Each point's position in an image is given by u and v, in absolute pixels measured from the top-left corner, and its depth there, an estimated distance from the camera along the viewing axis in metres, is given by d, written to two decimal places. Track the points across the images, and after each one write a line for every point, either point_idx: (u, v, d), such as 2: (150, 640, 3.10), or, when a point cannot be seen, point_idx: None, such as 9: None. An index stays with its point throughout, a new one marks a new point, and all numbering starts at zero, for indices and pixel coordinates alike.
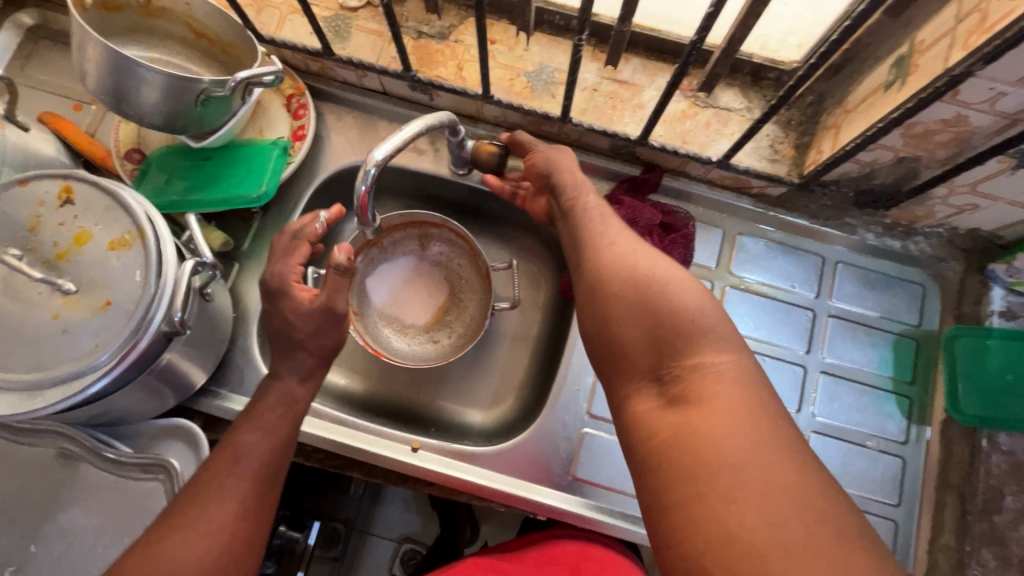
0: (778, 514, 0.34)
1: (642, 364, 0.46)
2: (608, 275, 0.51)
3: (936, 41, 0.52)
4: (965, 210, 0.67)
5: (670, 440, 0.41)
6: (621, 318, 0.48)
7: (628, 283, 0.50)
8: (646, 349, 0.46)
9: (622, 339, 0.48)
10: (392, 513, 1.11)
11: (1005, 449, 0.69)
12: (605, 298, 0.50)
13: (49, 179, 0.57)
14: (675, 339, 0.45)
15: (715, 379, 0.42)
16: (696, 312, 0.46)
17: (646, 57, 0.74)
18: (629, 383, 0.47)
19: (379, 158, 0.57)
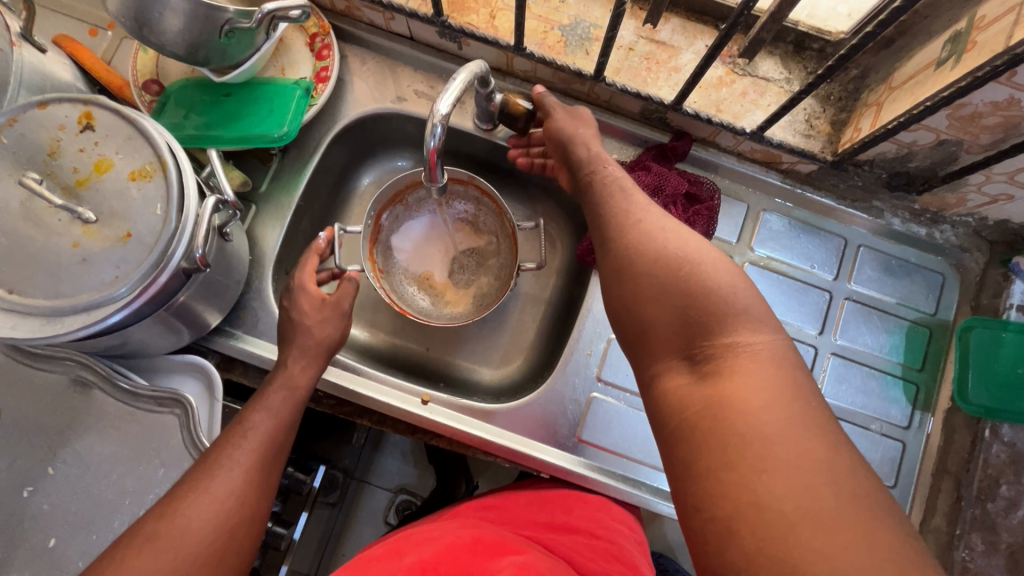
0: (796, 478, 0.35)
1: (671, 340, 0.45)
2: (634, 249, 0.50)
3: (999, 17, 0.49)
4: (999, 200, 0.66)
5: (695, 408, 0.41)
6: (648, 293, 0.47)
7: (651, 253, 0.49)
8: (671, 327, 0.46)
9: (646, 308, 0.47)
10: (391, 465, 1.15)
11: (1006, 440, 0.69)
12: (632, 272, 0.49)
13: (69, 103, 0.55)
14: (694, 307, 0.45)
15: (744, 352, 0.42)
16: (725, 283, 0.45)
17: (686, 18, 0.71)
18: (659, 357, 0.46)
19: (444, 112, 0.53)
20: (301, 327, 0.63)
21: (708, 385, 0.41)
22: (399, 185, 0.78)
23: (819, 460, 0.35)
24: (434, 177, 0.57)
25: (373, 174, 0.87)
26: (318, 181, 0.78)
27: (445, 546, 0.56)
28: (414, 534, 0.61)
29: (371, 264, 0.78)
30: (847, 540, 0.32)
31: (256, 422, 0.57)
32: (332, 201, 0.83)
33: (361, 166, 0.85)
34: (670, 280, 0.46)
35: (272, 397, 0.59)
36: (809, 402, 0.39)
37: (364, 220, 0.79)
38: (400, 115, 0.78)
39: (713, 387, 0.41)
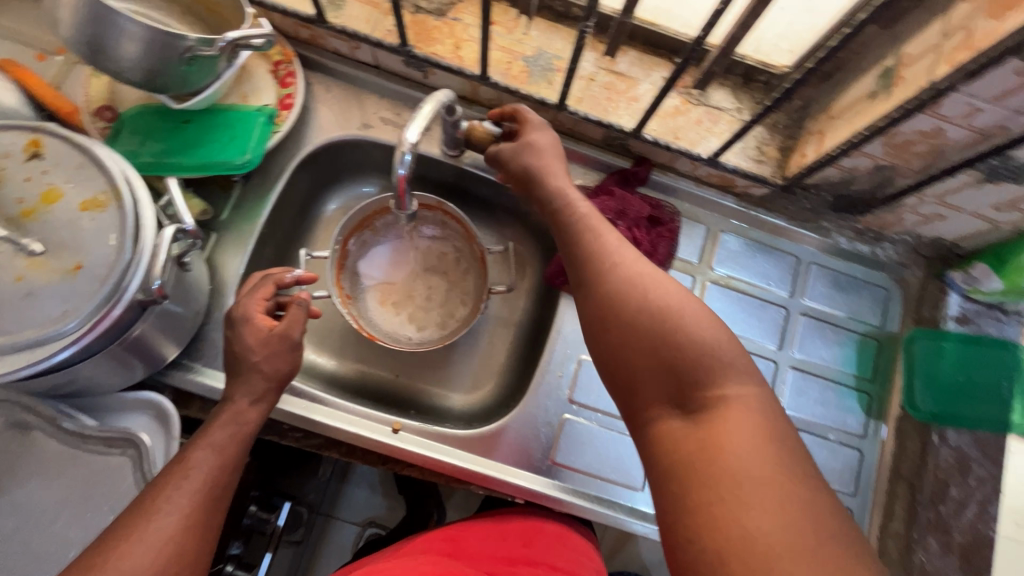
0: (782, 519, 0.36)
1: (661, 386, 0.46)
2: (613, 299, 0.50)
3: (922, 55, 0.54)
4: (932, 220, 0.71)
5: (687, 447, 0.42)
6: (633, 344, 0.47)
7: (626, 302, 0.49)
8: (658, 379, 0.46)
9: (636, 350, 0.47)
10: (357, 496, 1.11)
11: (953, 443, 0.73)
12: (615, 320, 0.49)
13: (16, 131, 0.53)
14: (686, 352, 0.45)
15: (735, 400, 0.43)
16: (697, 329, 0.46)
17: (642, 51, 0.75)
18: (650, 407, 0.46)
19: (414, 140, 0.53)
20: (246, 362, 0.61)
21: (699, 429, 0.42)
22: (367, 211, 0.78)
23: (802, 504, 0.37)
24: (403, 203, 0.59)
25: (338, 201, 0.85)
26: (281, 209, 0.77)
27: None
28: (373, 568, 0.58)
29: (338, 291, 0.77)
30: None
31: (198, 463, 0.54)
32: (296, 228, 0.82)
33: (326, 192, 0.84)
34: (659, 327, 0.46)
35: (217, 433, 0.57)
36: (789, 448, 0.40)
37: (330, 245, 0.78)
38: (366, 142, 0.78)
39: (703, 437, 0.41)
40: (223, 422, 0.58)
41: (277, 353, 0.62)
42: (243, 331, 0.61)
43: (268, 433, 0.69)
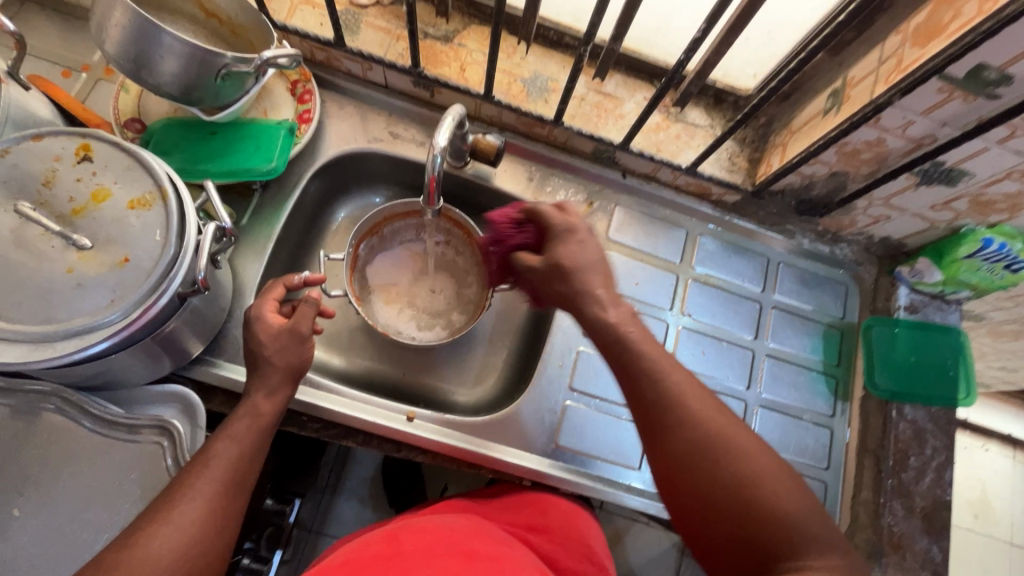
0: None
1: (710, 508, 0.49)
2: (685, 459, 0.51)
3: (864, 77, 0.64)
4: (880, 220, 0.81)
5: (734, 551, 0.48)
6: (710, 512, 0.49)
7: (693, 453, 0.50)
8: (739, 547, 0.48)
9: (680, 472, 0.51)
10: (347, 511, 1.12)
11: (910, 418, 0.82)
12: (689, 483, 0.50)
13: (66, 137, 0.58)
14: (732, 478, 0.49)
15: (780, 517, 0.47)
16: (774, 494, 0.48)
17: (626, 75, 0.84)
18: (736, 572, 0.48)
19: (443, 144, 0.60)
20: (259, 357, 0.63)
21: (745, 540, 0.48)
22: (378, 218, 0.83)
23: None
24: (432, 201, 0.66)
25: (346, 211, 0.91)
26: (296, 216, 0.82)
27: (438, 535, 0.57)
28: (410, 522, 0.62)
29: (352, 292, 0.82)
30: None
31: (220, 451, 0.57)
32: (307, 234, 0.86)
33: (335, 202, 0.89)
34: (700, 451, 0.50)
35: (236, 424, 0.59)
36: (824, 545, 0.47)
37: (344, 249, 0.83)
38: (376, 154, 0.85)
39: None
40: (240, 415, 0.60)
41: (289, 347, 0.64)
42: (262, 328, 0.63)
43: (287, 424, 0.72)
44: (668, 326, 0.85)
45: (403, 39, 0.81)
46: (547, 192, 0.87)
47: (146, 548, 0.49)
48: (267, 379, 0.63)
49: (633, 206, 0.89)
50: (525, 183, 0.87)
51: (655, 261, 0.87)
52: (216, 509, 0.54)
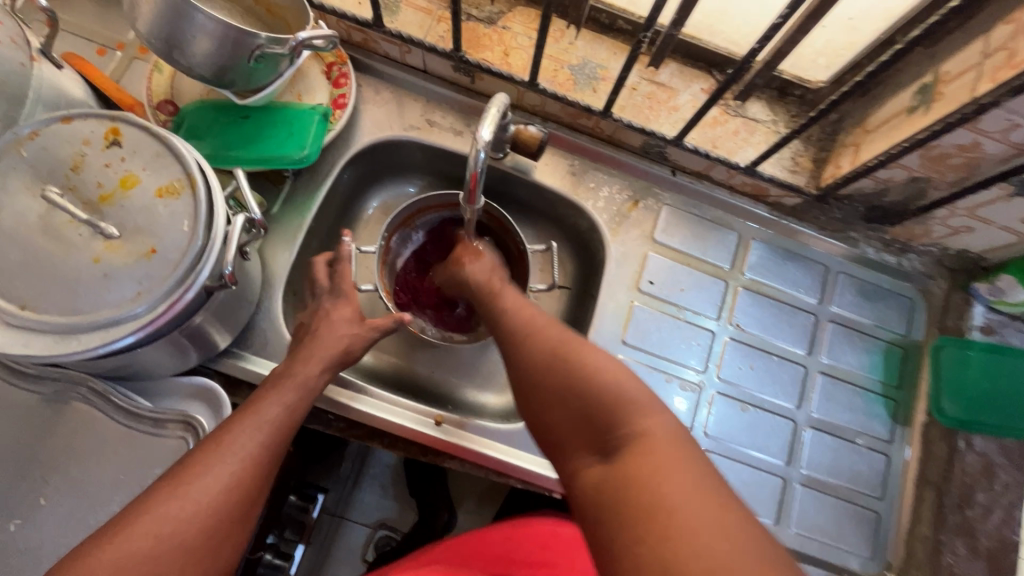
0: (679, 486, 0.38)
1: (558, 407, 0.49)
2: (532, 363, 0.52)
3: (962, 73, 0.57)
4: (960, 232, 0.74)
5: (582, 444, 0.46)
6: (551, 399, 0.49)
7: (546, 362, 0.51)
8: (580, 424, 0.47)
9: (532, 375, 0.51)
10: (369, 497, 1.11)
11: (979, 450, 0.75)
12: (538, 380, 0.51)
13: (96, 119, 0.55)
14: (575, 368, 0.49)
15: (621, 395, 0.46)
16: (607, 367, 0.48)
17: (682, 64, 0.78)
18: (575, 452, 0.46)
19: (487, 139, 0.55)
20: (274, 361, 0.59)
21: (590, 429, 0.46)
22: (411, 210, 0.79)
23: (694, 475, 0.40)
24: (474, 199, 0.62)
25: (379, 200, 0.87)
26: (328, 205, 0.79)
27: None
28: None
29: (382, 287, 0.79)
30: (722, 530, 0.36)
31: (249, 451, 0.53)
32: (338, 224, 0.83)
33: (368, 191, 0.86)
34: (551, 351, 0.51)
35: None
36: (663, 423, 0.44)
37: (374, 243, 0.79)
38: (413, 143, 0.81)
39: (632, 480, 0.40)
40: None
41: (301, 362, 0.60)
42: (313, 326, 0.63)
43: (312, 421, 0.70)
44: (714, 337, 0.79)
45: (445, 21, 0.76)
46: (589, 188, 0.82)
47: (156, 522, 0.44)
48: (293, 384, 0.57)
49: (682, 206, 0.83)
50: (565, 178, 0.82)
51: (704, 266, 0.81)
52: (236, 487, 0.48)
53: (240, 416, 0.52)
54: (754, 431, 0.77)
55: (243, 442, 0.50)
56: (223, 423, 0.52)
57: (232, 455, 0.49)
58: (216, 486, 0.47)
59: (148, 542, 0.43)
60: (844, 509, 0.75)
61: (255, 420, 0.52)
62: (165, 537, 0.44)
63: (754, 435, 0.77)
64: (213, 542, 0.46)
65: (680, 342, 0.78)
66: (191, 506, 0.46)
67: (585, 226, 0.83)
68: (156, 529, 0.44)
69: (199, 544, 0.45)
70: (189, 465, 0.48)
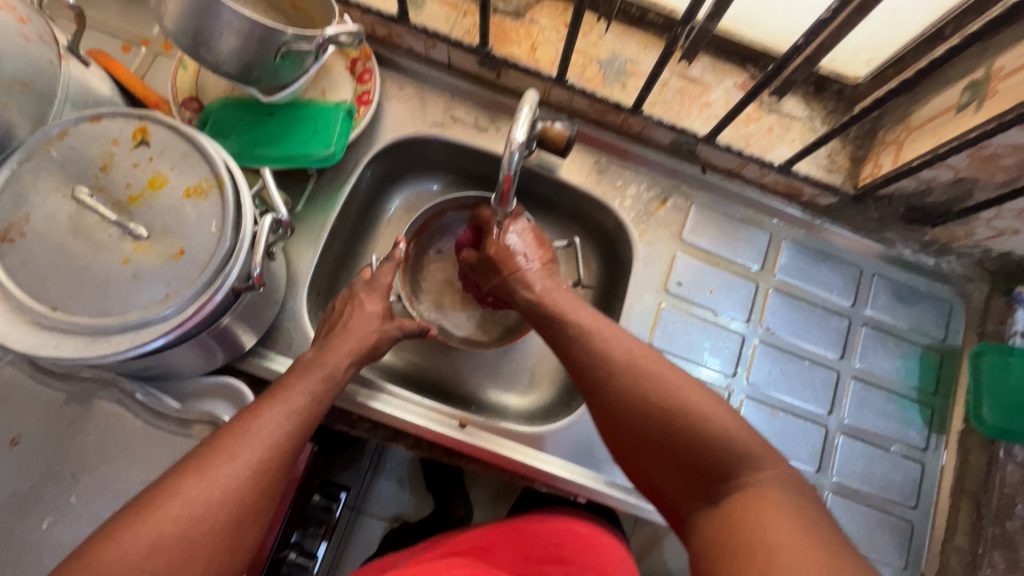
0: (785, 531, 0.39)
1: (648, 441, 0.49)
2: (620, 400, 0.51)
3: (1018, 69, 0.54)
4: (1004, 234, 0.71)
5: (681, 480, 0.47)
6: (649, 446, 0.49)
7: (629, 394, 0.51)
8: (681, 472, 0.47)
9: (616, 403, 0.51)
10: (386, 490, 1.12)
11: (1020, 460, 0.73)
12: (626, 423, 0.51)
13: (124, 118, 0.55)
14: (662, 401, 0.49)
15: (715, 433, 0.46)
16: (705, 412, 0.47)
17: (715, 58, 0.75)
18: (685, 500, 0.47)
19: (521, 140, 0.54)
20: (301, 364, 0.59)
21: (686, 467, 0.47)
22: (431, 212, 0.78)
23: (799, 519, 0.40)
24: (506, 203, 0.62)
25: (401, 198, 0.86)
26: (352, 203, 0.78)
27: None
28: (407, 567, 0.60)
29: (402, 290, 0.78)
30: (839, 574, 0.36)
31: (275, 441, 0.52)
32: (360, 222, 0.82)
33: (391, 188, 0.85)
34: (632, 382, 0.51)
35: None
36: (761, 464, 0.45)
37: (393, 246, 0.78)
38: (436, 140, 0.79)
39: (742, 524, 0.41)
40: None
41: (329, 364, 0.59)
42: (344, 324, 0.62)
43: (336, 421, 0.70)
44: (743, 340, 0.77)
45: (471, 15, 0.75)
46: (616, 186, 0.80)
47: (184, 500, 0.43)
48: (323, 376, 0.56)
49: (711, 206, 0.81)
50: (591, 175, 0.80)
51: (733, 267, 0.79)
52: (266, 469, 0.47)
53: (268, 401, 0.51)
54: (784, 437, 0.75)
55: (273, 424, 0.49)
56: (249, 406, 0.50)
57: (264, 434, 0.48)
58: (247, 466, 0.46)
59: (175, 520, 0.42)
60: (876, 518, 0.74)
61: (285, 408, 0.50)
62: (192, 521, 0.42)
63: (784, 441, 0.75)
64: (240, 524, 0.45)
65: (708, 345, 0.77)
66: (220, 492, 0.44)
67: (611, 226, 0.81)
68: (184, 508, 0.42)
69: (228, 527, 0.44)
70: (214, 448, 0.46)
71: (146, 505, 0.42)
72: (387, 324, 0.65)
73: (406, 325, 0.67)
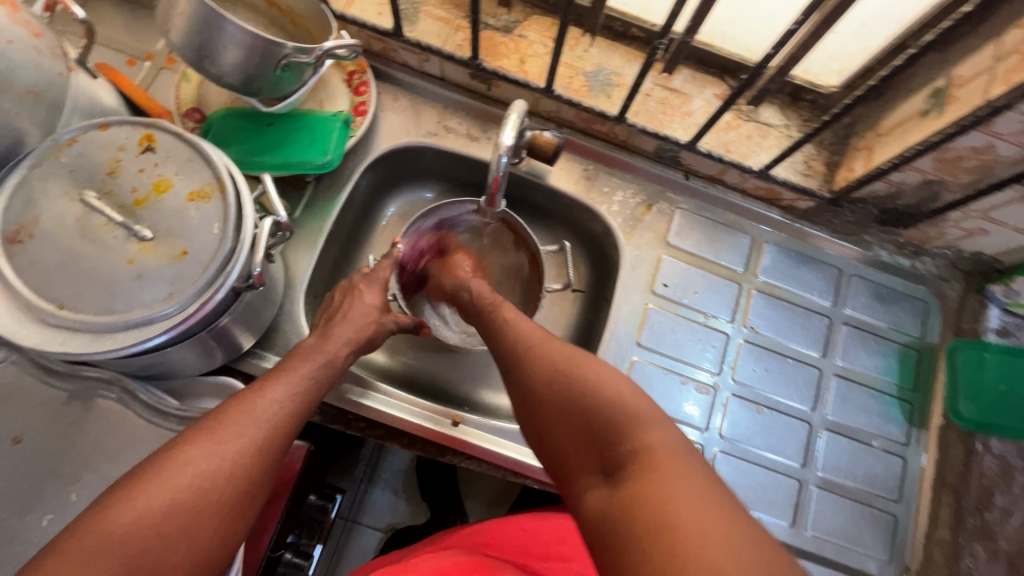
0: (685, 490, 0.38)
1: (552, 414, 0.49)
2: (528, 378, 0.52)
3: (975, 76, 0.57)
4: (974, 234, 0.74)
5: (581, 450, 0.46)
6: (553, 419, 0.49)
7: (540, 370, 0.51)
8: (583, 443, 0.46)
9: (527, 382, 0.52)
10: (381, 501, 1.12)
11: (997, 452, 0.76)
12: (533, 398, 0.51)
13: (131, 126, 0.57)
14: (562, 374, 0.50)
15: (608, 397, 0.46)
16: (606, 379, 0.48)
17: (695, 70, 0.79)
18: (584, 472, 0.45)
19: (508, 144, 0.57)
20: None
21: (585, 434, 0.46)
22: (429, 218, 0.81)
23: (695, 478, 0.40)
24: (494, 203, 0.66)
25: (396, 205, 0.89)
26: (348, 210, 0.81)
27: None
28: (409, 561, 0.61)
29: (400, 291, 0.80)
30: (727, 532, 0.36)
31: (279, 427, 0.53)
32: (356, 229, 0.85)
33: (386, 196, 0.88)
34: (543, 359, 0.52)
35: None
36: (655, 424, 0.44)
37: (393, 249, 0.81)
38: (430, 149, 0.82)
39: (634, 484, 0.40)
40: None
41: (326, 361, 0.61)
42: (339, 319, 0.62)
43: (332, 420, 0.71)
44: (728, 339, 0.80)
45: (463, 29, 0.78)
46: (603, 192, 0.83)
47: (189, 468, 0.44)
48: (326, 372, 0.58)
49: (695, 211, 0.84)
50: (579, 182, 0.83)
51: (717, 269, 0.82)
52: (269, 444, 0.48)
53: (271, 381, 0.52)
54: (769, 433, 0.77)
55: (269, 402, 0.50)
56: (252, 385, 0.51)
57: (262, 414, 0.49)
58: (250, 440, 0.47)
59: (181, 486, 0.43)
60: (860, 511, 0.75)
61: (288, 389, 0.52)
62: (203, 489, 0.43)
63: (769, 437, 0.77)
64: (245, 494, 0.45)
65: (694, 344, 0.79)
66: (229, 463, 0.45)
67: (599, 230, 0.84)
68: (193, 477, 0.43)
69: (236, 495, 0.45)
70: (221, 420, 0.47)
71: (155, 472, 0.43)
72: (384, 317, 0.67)
73: (400, 319, 0.69)
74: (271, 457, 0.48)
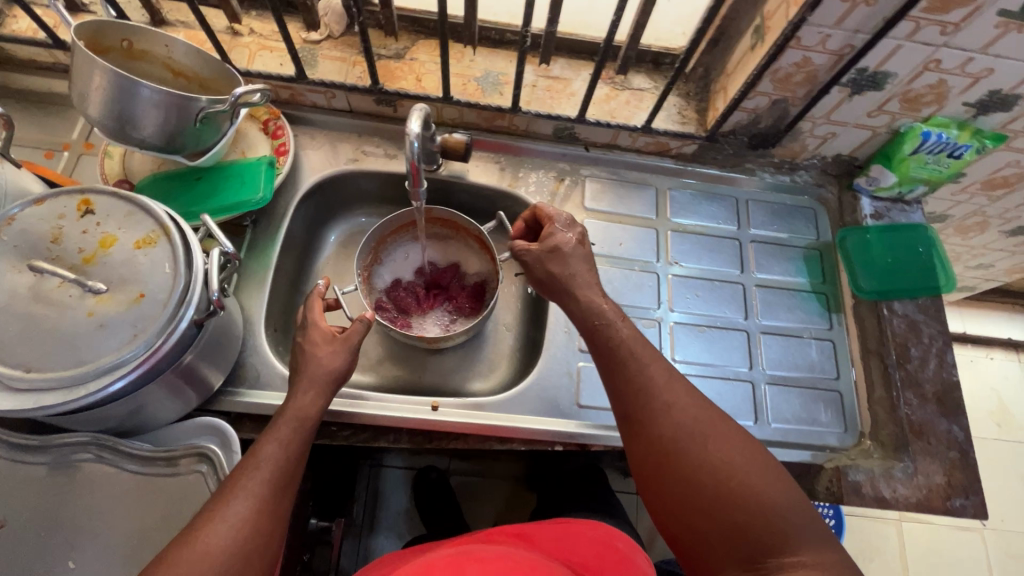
0: None
1: (688, 492, 0.55)
2: (667, 453, 0.57)
3: (775, 7, 0.71)
4: (828, 139, 0.88)
5: (712, 534, 0.53)
6: (687, 499, 0.55)
7: (677, 440, 0.57)
8: (717, 524, 0.53)
9: (667, 454, 0.57)
10: (387, 547, 1.15)
11: (901, 313, 0.87)
12: (669, 466, 0.57)
13: (66, 196, 0.61)
14: (704, 461, 0.55)
15: (751, 497, 0.53)
16: (748, 479, 0.54)
17: (569, 57, 0.91)
18: (719, 557, 0.53)
19: (417, 130, 0.63)
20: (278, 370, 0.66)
21: (722, 526, 0.53)
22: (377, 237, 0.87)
23: None
24: (417, 185, 0.70)
25: (335, 235, 0.95)
26: (288, 246, 0.85)
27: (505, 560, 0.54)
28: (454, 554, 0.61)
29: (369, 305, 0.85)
30: None
31: (269, 454, 0.58)
32: (302, 265, 0.90)
33: (325, 227, 0.94)
34: (684, 434, 0.57)
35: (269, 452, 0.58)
36: (793, 528, 0.52)
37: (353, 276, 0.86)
38: (355, 174, 0.89)
39: None
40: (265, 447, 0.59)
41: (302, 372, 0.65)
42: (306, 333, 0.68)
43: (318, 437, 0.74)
44: (659, 277, 0.89)
45: (360, 64, 0.87)
46: (520, 178, 0.92)
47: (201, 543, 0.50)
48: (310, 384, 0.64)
49: (602, 176, 0.94)
50: (498, 174, 0.92)
51: (633, 220, 0.92)
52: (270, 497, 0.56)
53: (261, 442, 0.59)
54: (714, 348, 0.86)
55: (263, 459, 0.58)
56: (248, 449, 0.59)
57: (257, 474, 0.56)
58: (250, 499, 0.54)
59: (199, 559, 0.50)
60: (809, 395, 0.84)
61: (278, 446, 0.59)
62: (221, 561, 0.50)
63: (715, 351, 0.85)
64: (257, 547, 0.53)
65: (631, 288, 0.88)
66: (241, 535, 0.52)
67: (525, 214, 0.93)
68: (208, 548, 0.50)
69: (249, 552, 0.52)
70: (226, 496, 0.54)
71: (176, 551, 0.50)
72: None
73: None
74: (272, 504, 0.56)
